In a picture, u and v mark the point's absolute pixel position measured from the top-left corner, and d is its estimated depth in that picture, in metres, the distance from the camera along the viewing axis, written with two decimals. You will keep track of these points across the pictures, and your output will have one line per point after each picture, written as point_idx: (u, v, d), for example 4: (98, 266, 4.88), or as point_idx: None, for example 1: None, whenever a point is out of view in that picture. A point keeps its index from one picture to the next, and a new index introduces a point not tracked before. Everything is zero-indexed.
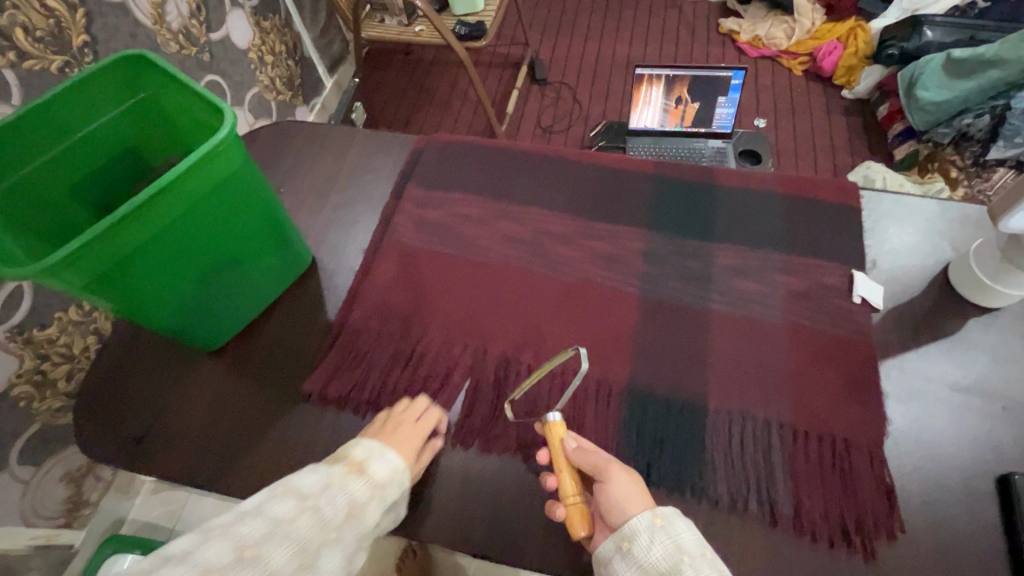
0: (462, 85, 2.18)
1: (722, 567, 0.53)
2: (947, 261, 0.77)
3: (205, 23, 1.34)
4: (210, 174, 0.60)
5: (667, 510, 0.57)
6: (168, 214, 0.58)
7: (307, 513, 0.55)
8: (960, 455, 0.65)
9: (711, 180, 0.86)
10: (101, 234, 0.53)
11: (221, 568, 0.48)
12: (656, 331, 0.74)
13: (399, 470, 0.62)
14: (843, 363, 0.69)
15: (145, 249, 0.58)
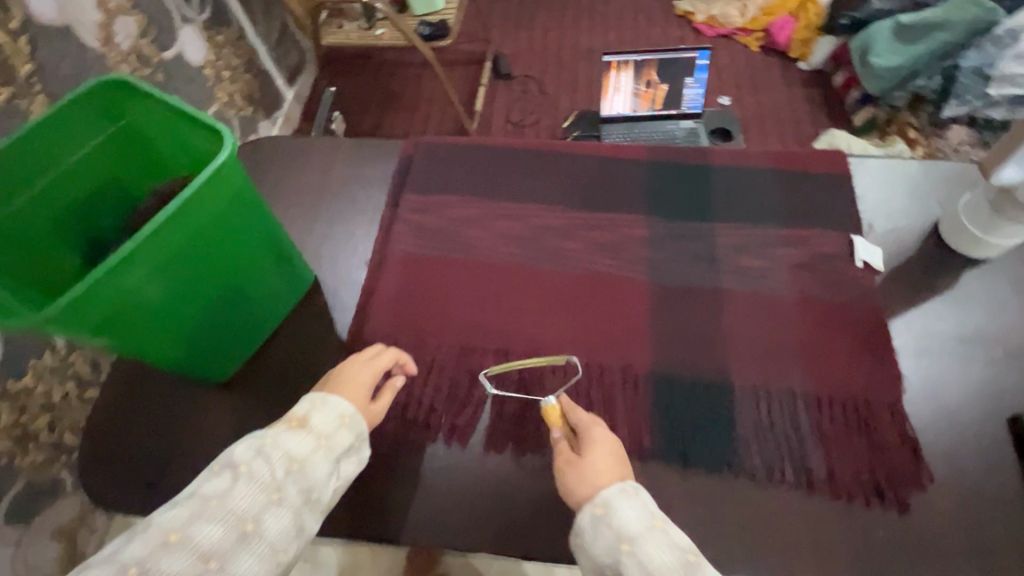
0: (427, 85, 2.10)
1: (673, 539, 0.52)
2: (937, 218, 0.80)
3: (155, 41, 1.27)
4: (206, 204, 0.56)
5: (608, 493, 0.54)
6: (168, 251, 0.55)
7: (241, 482, 0.49)
8: (973, 403, 0.67)
9: (705, 160, 0.87)
10: (100, 280, 0.50)
11: (145, 558, 0.43)
12: (672, 314, 0.74)
13: (346, 415, 0.59)
14: (855, 327, 0.71)
15: (147, 289, 0.55)
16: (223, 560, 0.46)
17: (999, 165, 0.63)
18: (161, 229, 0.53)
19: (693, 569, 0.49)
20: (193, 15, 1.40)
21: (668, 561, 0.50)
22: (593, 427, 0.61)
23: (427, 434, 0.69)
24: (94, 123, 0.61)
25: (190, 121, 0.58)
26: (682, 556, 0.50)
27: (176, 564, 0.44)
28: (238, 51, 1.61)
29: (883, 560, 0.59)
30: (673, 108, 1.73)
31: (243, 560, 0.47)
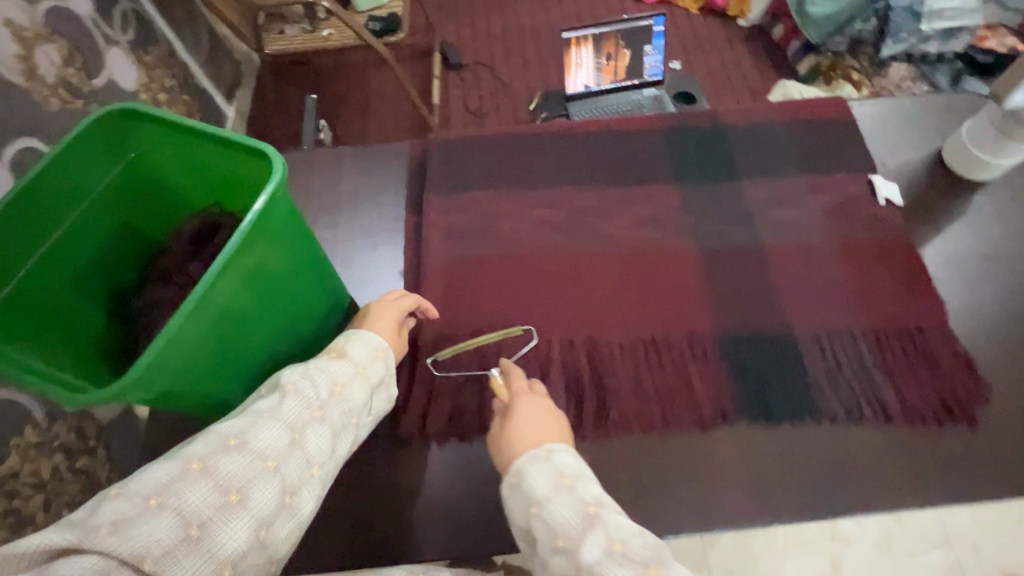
0: (373, 80, 1.87)
1: (581, 494, 0.49)
2: (938, 148, 0.85)
3: (83, 68, 1.02)
4: (251, 251, 0.50)
5: (520, 462, 0.52)
6: (215, 309, 0.49)
7: (262, 420, 0.48)
8: (1008, 313, 0.72)
9: (714, 123, 0.88)
10: (153, 353, 0.44)
11: (165, 486, 0.41)
12: (721, 275, 0.75)
13: (381, 349, 0.61)
14: (892, 260, 0.75)
15: (196, 350, 0.50)
16: (245, 492, 0.44)
17: (1008, 92, 0.68)
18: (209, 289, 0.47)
19: (591, 523, 0.47)
20: (115, 34, 1.17)
21: (570, 519, 0.47)
22: (519, 396, 0.59)
23: None
24: (106, 158, 0.55)
25: (231, 149, 0.52)
26: (584, 512, 0.48)
27: (199, 492, 0.42)
28: (171, 71, 1.38)
29: (970, 474, 0.62)
30: (634, 78, 1.67)
31: (264, 493, 0.45)
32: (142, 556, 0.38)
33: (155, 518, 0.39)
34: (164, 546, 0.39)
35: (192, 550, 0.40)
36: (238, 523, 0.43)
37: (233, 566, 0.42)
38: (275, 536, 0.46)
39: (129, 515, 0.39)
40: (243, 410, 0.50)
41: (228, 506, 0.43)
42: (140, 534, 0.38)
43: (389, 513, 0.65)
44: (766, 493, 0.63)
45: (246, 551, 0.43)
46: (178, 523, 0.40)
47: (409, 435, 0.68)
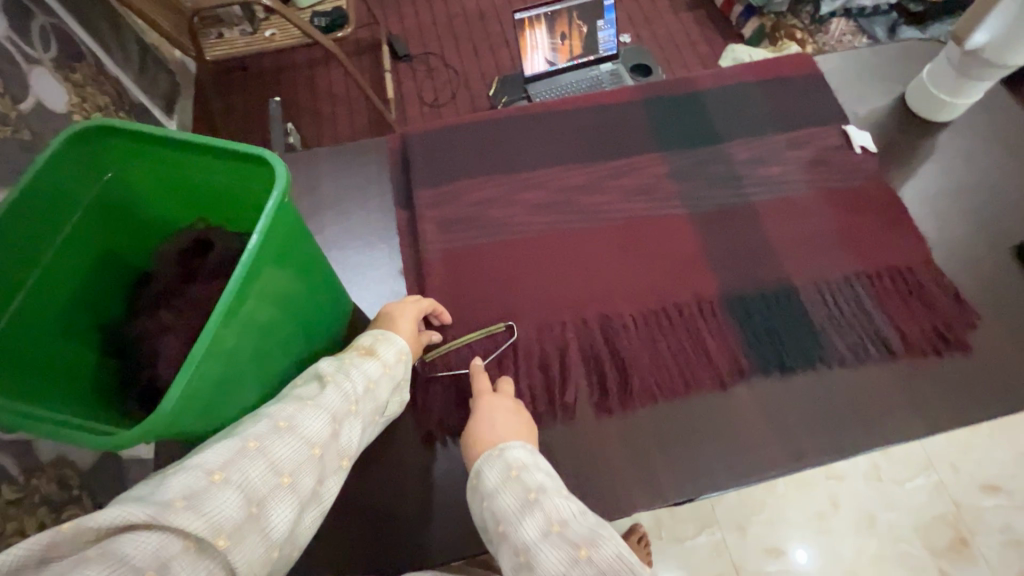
0: (321, 80, 1.79)
1: (525, 481, 0.50)
2: (901, 94, 0.88)
3: (7, 95, 0.90)
4: (263, 266, 0.48)
5: (477, 463, 0.54)
6: (236, 331, 0.46)
7: (308, 408, 0.49)
8: (982, 242, 0.77)
9: (688, 89, 0.89)
10: (184, 383, 0.41)
11: (226, 464, 0.42)
12: (717, 237, 0.76)
13: (404, 352, 0.60)
14: (874, 205, 0.78)
15: (223, 378, 0.47)
16: (294, 477, 0.45)
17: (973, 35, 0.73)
18: (229, 309, 0.44)
19: (531, 508, 0.48)
20: (36, 54, 1.05)
21: (514, 507, 0.49)
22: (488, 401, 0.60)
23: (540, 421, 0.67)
24: (79, 182, 0.50)
25: (225, 158, 0.49)
26: (526, 498, 0.49)
27: (256, 471, 0.43)
28: (103, 89, 1.26)
29: (970, 396, 0.66)
30: (589, 55, 1.59)
31: (310, 480, 0.46)
32: (210, 531, 0.38)
33: (221, 494, 0.40)
34: (228, 522, 0.39)
35: (249, 529, 0.41)
36: (286, 506, 0.44)
37: (277, 548, 0.43)
38: (307, 522, 0.47)
39: (195, 491, 0.39)
40: (282, 397, 0.51)
41: (280, 489, 0.43)
42: (207, 510, 0.39)
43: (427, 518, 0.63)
44: (790, 442, 0.65)
45: (288, 534, 0.44)
46: (240, 502, 0.41)
47: (435, 435, 0.66)
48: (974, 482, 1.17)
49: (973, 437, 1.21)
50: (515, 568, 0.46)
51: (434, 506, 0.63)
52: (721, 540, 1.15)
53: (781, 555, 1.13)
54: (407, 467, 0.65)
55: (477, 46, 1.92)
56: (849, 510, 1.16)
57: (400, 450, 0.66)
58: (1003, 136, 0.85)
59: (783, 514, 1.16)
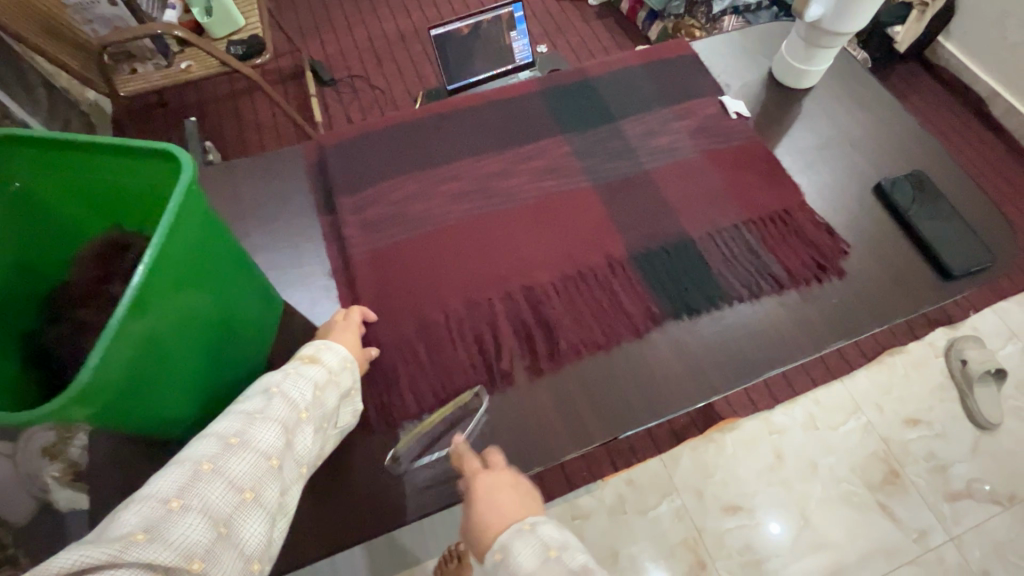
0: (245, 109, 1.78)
1: (565, 561, 0.47)
2: (769, 69, 1.00)
3: None
4: (173, 258, 0.50)
5: (504, 538, 0.51)
6: (154, 319, 0.48)
7: (258, 421, 0.51)
8: (846, 185, 0.88)
9: (584, 77, 0.97)
10: (100, 363, 0.43)
11: (183, 490, 0.44)
12: (621, 203, 0.84)
13: (349, 359, 0.63)
14: (753, 162, 0.88)
15: (142, 364, 0.48)
16: (257, 490, 0.47)
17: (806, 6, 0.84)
18: (140, 295, 0.46)
19: None
20: None
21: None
22: (480, 480, 0.57)
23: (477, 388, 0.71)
24: None
25: (129, 157, 0.51)
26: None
27: (215, 492, 0.45)
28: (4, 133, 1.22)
29: (847, 317, 0.76)
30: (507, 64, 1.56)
31: (272, 492, 0.49)
32: (181, 558, 0.40)
33: (183, 521, 0.42)
34: (198, 547, 0.42)
35: (221, 548, 0.43)
36: (254, 520, 0.46)
37: (255, 560, 0.46)
38: (279, 532, 0.50)
39: (155, 522, 0.41)
40: (228, 413, 0.52)
41: (245, 505, 0.46)
42: (172, 539, 0.41)
43: (375, 490, 0.66)
44: (702, 375, 0.72)
45: (263, 545, 0.47)
46: (206, 525, 0.43)
47: (375, 411, 0.69)
48: (897, 417, 1.24)
49: (892, 374, 1.29)
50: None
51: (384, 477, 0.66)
52: (682, 507, 1.17)
53: (738, 513, 1.16)
54: (350, 446, 0.68)
55: (402, 65, 1.97)
56: (795, 459, 1.21)
57: None
58: (857, 96, 0.97)
59: (737, 473, 1.20)
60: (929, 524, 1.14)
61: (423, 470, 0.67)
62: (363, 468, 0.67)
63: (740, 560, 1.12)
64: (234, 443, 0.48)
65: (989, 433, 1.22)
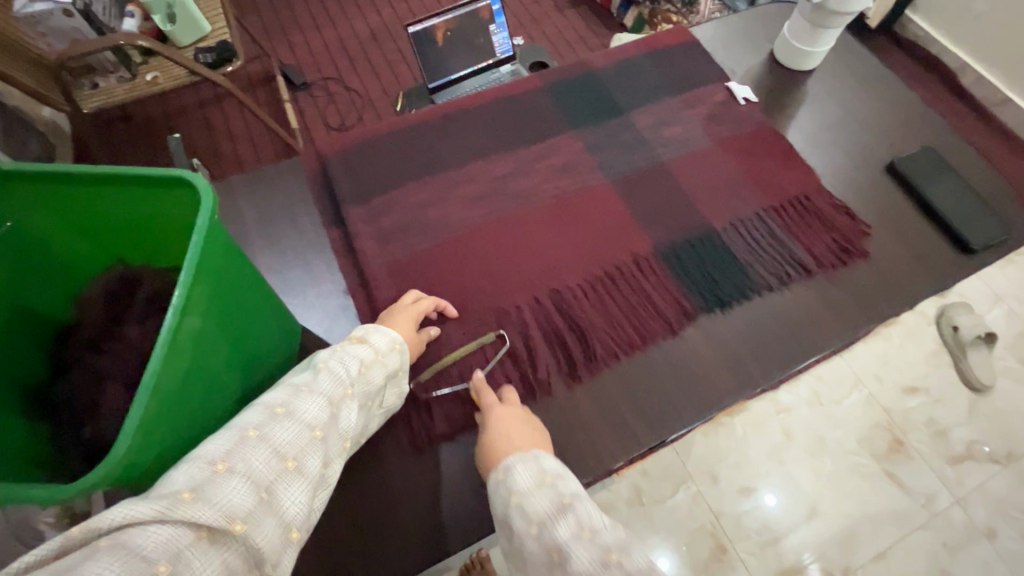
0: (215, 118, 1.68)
1: (559, 487, 0.49)
2: (771, 52, 1.00)
3: None
4: (201, 291, 0.46)
5: (508, 461, 0.53)
6: (185, 357, 0.44)
7: (303, 393, 0.48)
8: (857, 166, 0.88)
9: (586, 69, 0.94)
10: (140, 418, 0.39)
11: (229, 454, 0.41)
12: (640, 198, 0.82)
13: (398, 341, 0.59)
14: (767, 147, 0.86)
15: (179, 411, 0.44)
16: (300, 460, 0.44)
17: None
18: (174, 334, 0.42)
19: (565, 511, 0.46)
20: None
21: (546, 509, 0.47)
22: (492, 412, 0.60)
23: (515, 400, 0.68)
24: None
25: (136, 184, 0.47)
26: (559, 501, 0.47)
27: (260, 459, 0.42)
28: None
29: (874, 299, 0.76)
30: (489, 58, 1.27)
31: (316, 462, 0.45)
32: (226, 517, 0.37)
33: (227, 484, 0.39)
34: (240, 508, 0.38)
35: (263, 515, 0.40)
36: (297, 489, 0.43)
37: (297, 530, 0.42)
38: (320, 506, 0.46)
39: (201, 482, 0.38)
40: (275, 388, 0.50)
41: (288, 473, 0.43)
42: (216, 499, 0.38)
43: (419, 516, 0.63)
44: (739, 368, 0.71)
45: (305, 515, 0.43)
46: (249, 489, 0.40)
47: (411, 433, 0.66)
48: None
49: (888, 346, 1.02)
50: (547, 570, 0.43)
51: (428, 500, 0.64)
52: None
53: (755, 494, 0.93)
54: (389, 471, 0.65)
55: None
56: (803, 436, 0.96)
57: (377, 456, 0.66)
58: (859, 76, 0.97)
59: (749, 453, 0.95)
60: (936, 486, 0.92)
61: (467, 490, 0.64)
62: (404, 493, 0.64)
63: (759, 542, 0.89)
64: (280, 412, 0.45)
65: (987, 395, 0.98)
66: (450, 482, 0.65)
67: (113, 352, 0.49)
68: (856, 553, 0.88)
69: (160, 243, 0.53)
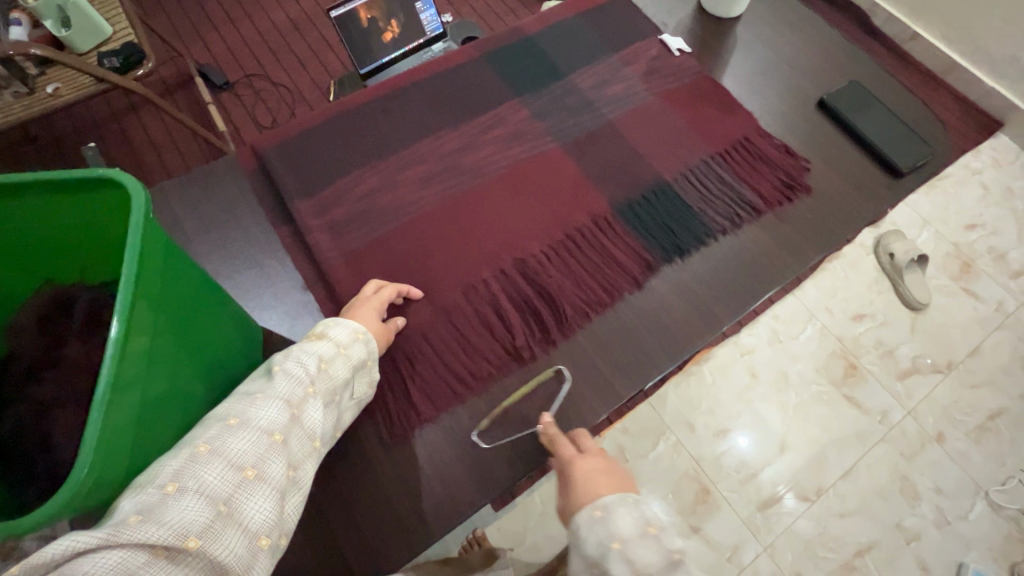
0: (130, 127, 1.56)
1: (665, 541, 0.44)
2: (698, 2, 1.01)
3: None
4: (146, 295, 0.43)
5: (606, 499, 0.48)
6: (138, 369, 0.42)
7: (259, 399, 0.47)
8: (791, 106, 0.91)
9: (521, 34, 0.93)
10: (98, 436, 0.36)
11: (179, 473, 0.40)
12: (591, 158, 0.82)
13: (360, 331, 0.57)
14: (706, 95, 0.88)
15: (140, 424, 0.42)
16: (259, 468, 0.43)
17: None
18: (124, 345, 0.39)
19: (680, 570, 0.42)
20: None
21: (659, 564, 0.42)
22: (573, 455, 0.54)
23: (494, 372, 0.68)
24: None
25: (59, 190, 0.43)
26: (670, 558, 0.43)
27: (213, 473, 0.41)
28: None
29: (821, 230, 0.80)
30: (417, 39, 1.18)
31: (278, 467, 0.44)
32: (178, 535, 0.37)
33: (180, 503, 0.39)
34: (195, 524, 0.38)
35: (223, 527, 0.39)
36: (259, 496, 0.42)
37: (265, 536, 0.41)
38: (291, 509, 0.45)
39: (150, 505, 0.38)
40: (232, 397, 0.48)
41: (247, 482, 0.42)
42: (167, 519, 0.37)
43: (414, 500, 0.62)
44: (705, 311, 0.74)
45: (274, 520, 0.42)
46: (203, 504, 0.39)
47: (394, 421, 0.65)
48: None
49: (834, 279, 1.06)
50: None
51: (419, 484, 0.63)
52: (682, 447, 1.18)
53: (728, 436, 0.97)
54: (373, 462, 0.63)
55: None
56: (767, 374, 1.00)
57: (362, 448, 0.64)
58: (783, 19, 1.00)
59: (719, 397, 0.99)
60: (889, 402, 0.99)
61: (458, 467, 0.64)
62: (396, 479, 0.63)
63: (738, 479, 0.94)
64: (233, 422, 0.44)
65: (924, 313, 1.04)
66: (440, 463, 0.64)
67: (57, 377, 0.45)
68: (824, 474, 0.94)
69: (96, 254, 0.50)
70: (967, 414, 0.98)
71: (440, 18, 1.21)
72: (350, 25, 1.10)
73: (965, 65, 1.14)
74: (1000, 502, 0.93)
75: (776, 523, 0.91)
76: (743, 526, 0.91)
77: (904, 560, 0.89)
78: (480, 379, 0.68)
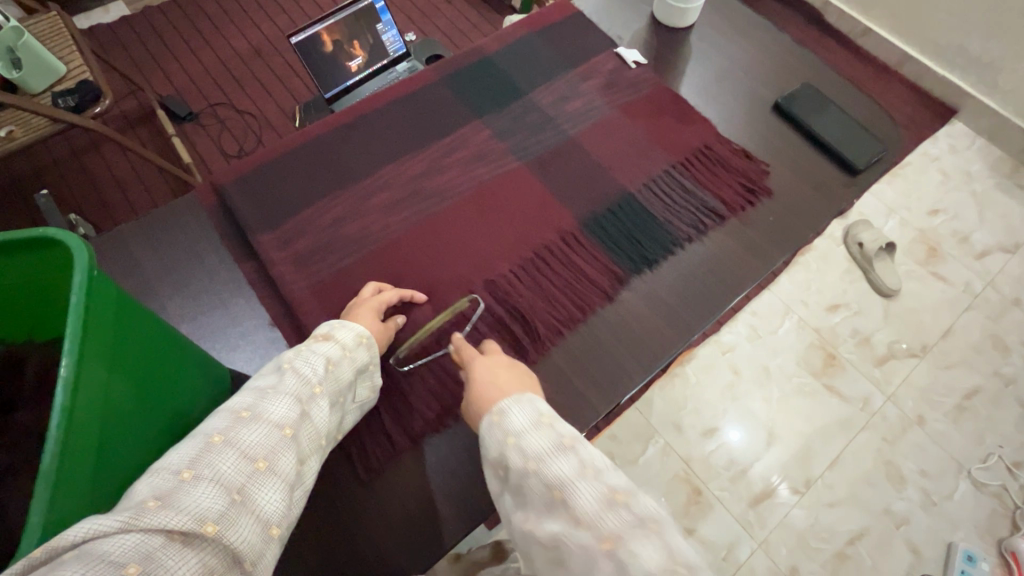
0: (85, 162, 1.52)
1: (604, 479, 0.43)
2: (651, 14, 1.03)
3: None
4: (93, 348, 0.41)
5: (503, 403, 0.50)
6: (91, 430, 0.40)
7: (269, 395, 0.47)
8: (748, 111, 0.93)
9: (478, 54, 0.93)
10: (49, 499, 0.35)
11: (195, 461, 0.39)
12: (553, 175, 0.82)
13: (364, 335, 0.58)
14: (664, 105, 0.90)
15: (95, 480, 0.40)
16: (271, 459, 0.43)
17: None
18: (72, 401, 0.38)
19: (616, 508, 0.41)
20: None
21: (592, 506, 0.41)
22: (476, 363, 0.57)
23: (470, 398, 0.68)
24: None
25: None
26: (607, 496, 0.41)
27: (227, 463, 0.40)
28: None
29: (786, 231, 0.81)
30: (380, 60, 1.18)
31: (289, 460, 0.44)
32: (195, 520, 0.36)
33: (195, 490, 0.38)
34: (212, 510, 0.37)
35: (237, 515, 0.38)
36: (272, 488, 0.41)
37: (277, 526, 0.41)
38: (298, 503, 0.45)
39: (166, 491, 0.37)
40: (240, 392, 0.48)
41: (260, 473, 0.41)
42: (183, 505, 0.36)
43: (396, 535, 0.61)
44: (675, 319, 0.74)
45: (284, 512, 0.42)
46: (217, 492, 0.38)
47: (370, 456, 0.64)
48: None
49: (807, 271, 1.08)
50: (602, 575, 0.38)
51: (399, 518, 0.62)
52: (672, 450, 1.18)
53: (718, 433, 0.97)
54: (350, 498, 0.62)
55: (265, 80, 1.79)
56: (749, 370, 1.01)
57: (339, 486, 0.63)
58: (735, 26, 1.02)
59: (704, 396, 1.00)
60: (869, 389, 1.00)
61: (439, 498, 0.63)
62: (375, 515, 0.62)
63: (729, 476, 0.94)
64: (244, 415, 0.44)
65: (896, 298, 1.06)
66: (420, 495, 0.63)
67: (8, 443, 0.44)
68: (812, 464, 0.95)
69: (39, 308, 0.48)
70: (944, 394, 1.00)
71: (402, 38, 1.20)
72: (313, 51, 1.08)
73: (916, 56, 1.17)
74: (982, 478, 0.95)
75: (769, 517, 0.92)
76: (735, 522, 0.91)
77: (894, 545, 0.90)
78: (455, 407, 0.67)
